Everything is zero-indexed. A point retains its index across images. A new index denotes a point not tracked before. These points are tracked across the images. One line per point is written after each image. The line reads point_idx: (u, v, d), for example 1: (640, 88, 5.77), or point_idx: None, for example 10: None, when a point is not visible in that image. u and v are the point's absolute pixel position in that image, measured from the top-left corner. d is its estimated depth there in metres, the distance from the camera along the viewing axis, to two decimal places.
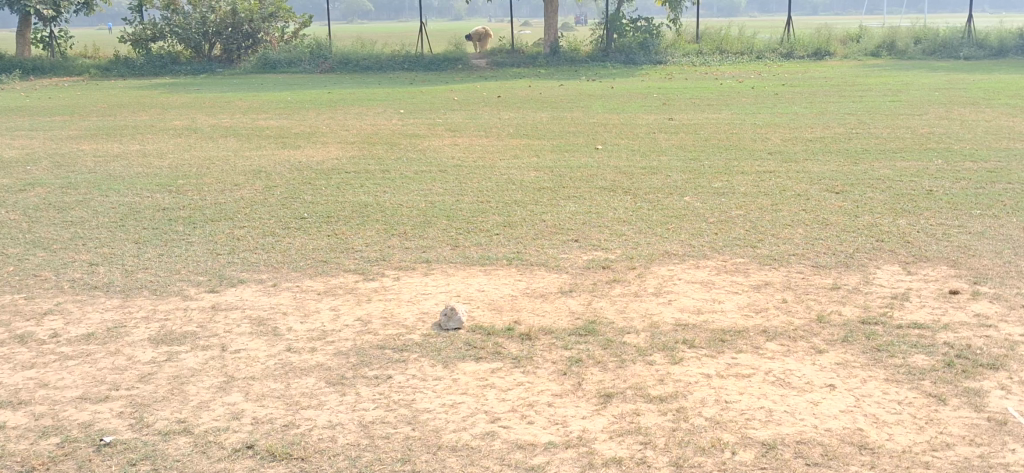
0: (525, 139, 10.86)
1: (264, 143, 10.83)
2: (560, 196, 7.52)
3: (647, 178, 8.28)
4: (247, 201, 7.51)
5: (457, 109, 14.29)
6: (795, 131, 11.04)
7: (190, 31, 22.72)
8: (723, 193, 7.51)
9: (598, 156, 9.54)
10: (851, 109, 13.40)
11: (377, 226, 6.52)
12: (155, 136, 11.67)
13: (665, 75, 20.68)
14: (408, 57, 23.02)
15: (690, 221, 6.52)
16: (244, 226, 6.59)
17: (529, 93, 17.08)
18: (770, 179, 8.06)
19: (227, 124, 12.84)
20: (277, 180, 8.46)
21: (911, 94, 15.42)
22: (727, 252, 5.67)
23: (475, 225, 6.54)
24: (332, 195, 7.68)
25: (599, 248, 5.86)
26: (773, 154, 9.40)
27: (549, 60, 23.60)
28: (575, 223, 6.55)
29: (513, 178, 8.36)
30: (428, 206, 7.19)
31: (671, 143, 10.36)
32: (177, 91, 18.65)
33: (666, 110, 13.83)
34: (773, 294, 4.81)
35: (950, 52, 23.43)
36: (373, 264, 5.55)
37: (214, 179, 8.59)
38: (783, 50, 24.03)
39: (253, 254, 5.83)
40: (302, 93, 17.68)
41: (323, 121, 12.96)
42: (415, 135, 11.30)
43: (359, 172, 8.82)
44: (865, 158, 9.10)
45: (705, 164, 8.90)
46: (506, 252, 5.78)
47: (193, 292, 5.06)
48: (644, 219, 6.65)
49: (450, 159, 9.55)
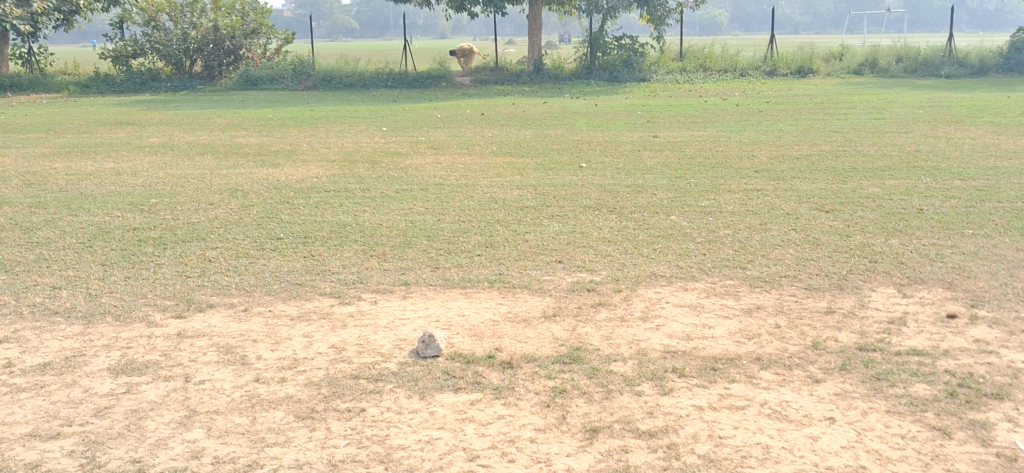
0: (507, 157, 10.68)
1: (242, 161, 10.59)
2: (543, 215, 7.33)
3: (633, 196, 8.11)
4: (221, 221, 7.28)
5: (440, 127, 14.11)
6: (781, 149, 10.91)
7: (171, 47, 22.48)
8: (710, 212, 7.34)
9: (582, 174, 9.36)
10: (837, 126, 13.29)
11: (355, 247, 6.31)
12: (130, 154, 11.42)
13: (650, 92, 20.59)
14: (392, 75, 22.85)
15: (677, 241, 6.34)
16: (216, 247, 6.37)
17: (512, 110, 16.93)
18: (758, 197, 7.90)
19: (205, 142, 12.61)
20: (254, 199, 8.24)
21: (895, 112, 15.36)
22: (717, 273, 5.49)
23: (456, 245, 6.34)
24: (310, 215, 7.47)
25: (584, 269, 5.66)
26: (760, 172, 9.25)
27: (533, 78, 23.49)
28: (560, 243, 6.36)
29: (496, 197, 8.18)
30: (408, 226, 6.99)
31: (656, 161, 10.20)
32: (156, 108, 18.39)
33: (650, 127, 13.69)
34: (766, 319, 4.62)
35: (932, 71, 23.49)
36: (350, 286, 5.33)
37: (188, 198, 8.36)
38: (767, 68, 24.01)
39: (225, 276, 5.60)
40: (283, 110, 17.46)
41: (303, 138, 12.74)
42: (397, 153, 11.10)
43: (338, 190, 8.61)
44: (853, 176, 8.97)
45: (691, 183, 8.74)
46: (488, 274, 5.58)
47: (159, 318, 4.83)
48: (630, 238, 6.47)
49: (432, 177, 9.35)
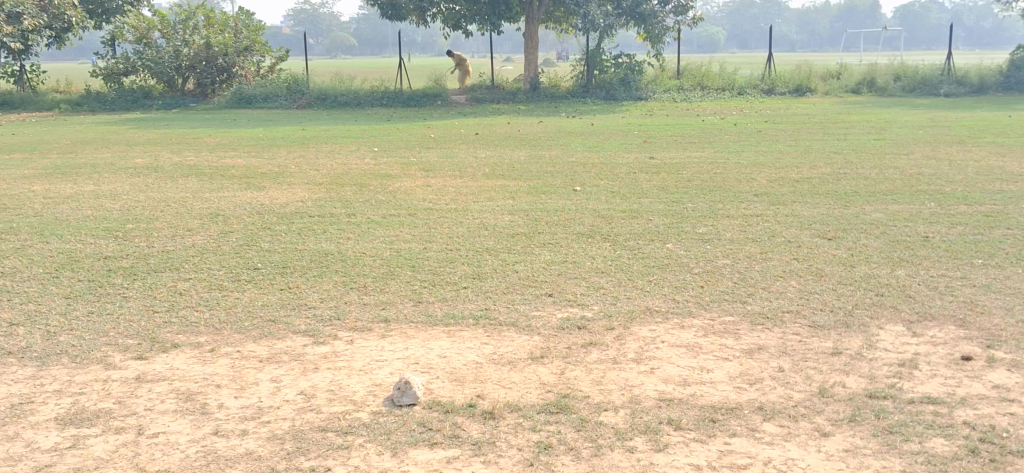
0: (499, 180, 10.39)
1: (227, 184, 10.29)
2: (535, 243, 7.05)
3: (627, 222, 7.84)
4: (198, 249, 6.98)
5: (432, 147, 13.83)
6: (781, 171, 10.62)
7: (163, 65, 22.12)
8: (708, 239, 7.05)
9: (576, 198, 9.08)
10: (837, 147, 13.01)
11: (336, 278, 6.01)
12: (113, 176, 11.10)
13: (646, 111, 20.35)
14: (386, 93, 22.59)
15: (673, 272, 6.05)
16: (190, 278, 6.08)
17: (507, 129, 16.64)
18: (757, 224, 7.61)
19: (191, 163, 12.31)
20: (234, 225, 7.94)
21: (896, 132, 15.09)
22: (716, 308, 5.18)
23: (442, 276, 6.05)
24: (292, 242, 7.18)
25: (575, 303, 5.36)
26: (759, 196, 8.96)
27: (529, 96, 23.24)
28: (550, 274, 6.07)
29: (486, 223, 7.89)
30: (393, 255, 6.69)
31: (652, 184, 9.91)
32: (145, 127, 18.12)
33: (647, 147, 13.42)
34: (768, 361, 4.31)
35: (931, 89, 23.25)
36: (326, 323, 5.02)
37: (166, 223, 8.06)
38: (764, 87, 23.78)
39: (195, 312, 5.29)
40: (274, 129, 17.18)
41: (292, 160, 12.45)
42: (387, 176, 10.80)
43: (323, 216, 8.32)
44: (856, 200, 8.67)
45: (688, 207, 8.46)
46: (473, 309, 5.27)
47: (118, 359, 4.54)
48: (624, 269, 6.18)
49: (421, 201, 9.06)
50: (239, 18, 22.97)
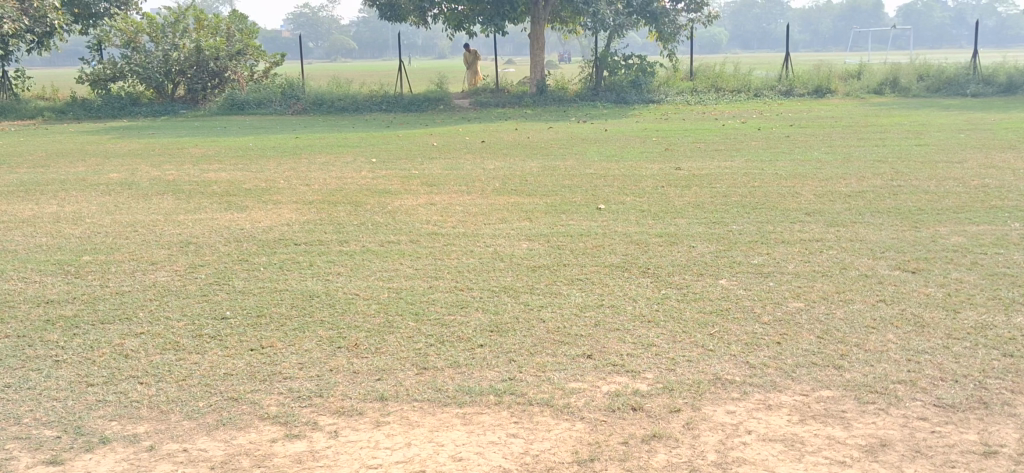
0: (512, 196, 9.28)
1: (205, 203, 9.17)
2: (561, 279, 5.92)
3: (667, 250, 6.70)
4: (157, 290, 5.87)
5: (436, 158, 12.70)
6: (827, 185, 9.46)
7: (151, 70, 20.94)
8: (767, 274, 5.91)
9: (601, 219, 7.94)
10: (878, 154, 11.89)
11: (320, 333, 4.89)
12: (81, 194, 9.99)
13: (661, 115, 19.24)
14: (386, 98, 21.48)
15: (737, 322, 4.91)
16: (142, 332, 4.97)
17: (515, 136, 15.53)
18: (820, 253, 6.49)
19: (170, 178, 11.16)
20: (207, 257, 6.82)
21: (934, 136, 13.96)
22: (807, 378, 4.06)
23: (452, 328, 4.90)
24: (272, 280, 6.05)
25: (623, 370, 4.22)
26: (812, 215, 7.84)
27: (536, 100, 22.09)
28: (585, 325, 4.94)
29: (501, 252, 6.75)
30: (392, 298, 5.55)
31: (686, 200, 8.77)
32: (129, 135, 16.99)
33: (670, 156, 12.28)
34: (900, 469, 3.22)
35: (957, 89, 22.12)
36: (305, 405, 3.91)
37: (128, 255, 6.92)
38: (782, 88, 22.67)
39: (139, 385, 4.20)
40: (266, 137, 16.05)
41: (280, 173, 11.33)
42: (385, 192, 9.66)
43: (309, 244, 7.18)
44: (925, 219, 7.55)
45: (733, 230, 7.33)
46: (493, 380, 4.13)
47: (24, 462, 3.46)
48: (677, 316, 5.05)
49: (424, 224, 7.91)
50: (231, 21, 21.84)
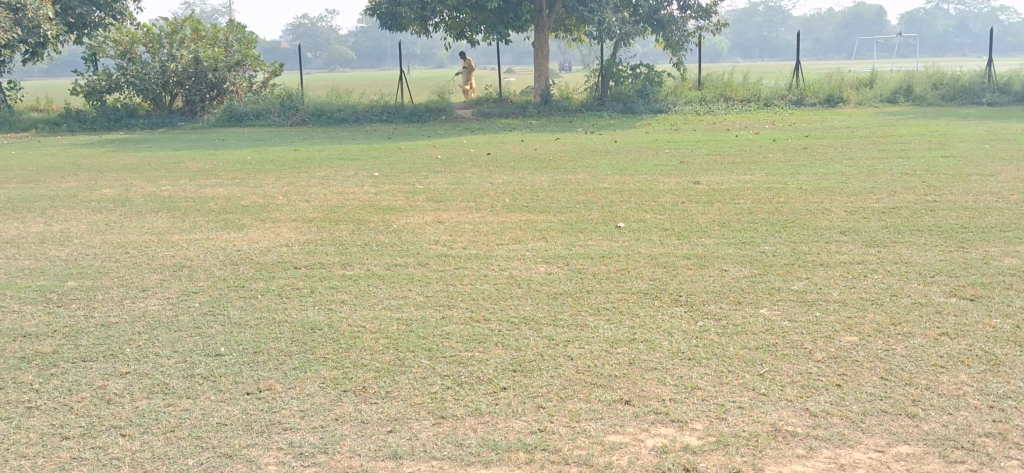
0: (524, 213, 8.80)
1: (200, 222, 8.68)
2: (587, 309, 5.43)
3: (697, 275, 6.20)
4: (146, 322, 5.36)
5: (442, 171, 12.24)
6: (857, 200, 8.97)
7: (148, 81, 20.58)
8: (812, 302, 5.42)
9: (622, 239, 7.44)
10: (904, 166, 11.41)
11: (323, 373, 4.39)
12: (71, 211, 9.50)
13: (671, 125, 18.79)
14: (388, 109, 21.04)
15: (788, 360, 4.41)
16: (128, 372, 4.46)
17: (523, 148, 15.06)
18: (865, 277, 6.00)
19: (164, 193, 10.68)
20: (200, 283, 6.32)
21: (958, 146, 13.49)
22: (879, 431, 3.58)
23: (471, 368, 4.40)
24: (271, 310, 5.55)
25: (669, 420, 3.71)
26: (848, 234, 7.36)
27: (541, 111, 21.63)
28: (619, 364, 4.43)
29: (518, 276, 6.26)
30: (402, 331, 5.05)
31: (710, 218, 8.28)
32: (125, 148, 16.51)
33: (686, 169, 11.82)
34: None
35: (972, 98, 21.65)
36: (308, 464, 3.41)
37: (116, 280, 6.43)
38: (793, 98, 22.21)
39: (121, 438, 3.67)
40: (266, 150, 15.59)
41: (280, 188, 10.86)
42: (389, 209, 9.17)
43: (311, 268, 6.68)
44: (971, 238, 7.07)
45: (765, 251, 6.85)
46: (523, 433, 3.63)
47: None
48: (720, 353, 4.55)
49: (434, 245, 7.42)
50: (229, 31, 21.39)
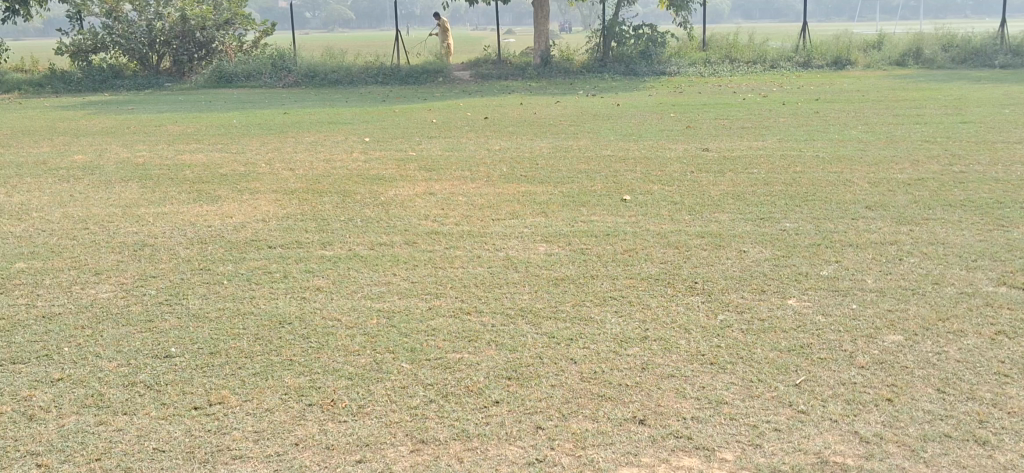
0: (520, 184, 8.15)
1: (172, 193, 8.02)
2: (592, 298, 4.82)
3: (715, 257, 5.56)
4: (93, 314, 4.75)
5: (435, 136, 11.58)
6: (879, 170, 8.31)
7: (134, 40, 19.85)
8: (845, 291, 4.80)
9: (628, 214, 6.81)
10: (924, 133, 10.73)
11: (288, 380, 3.79)
12: (36, 181, 8.84)
13: (674, 88, 18.06)
14: (382, 70, 20.28)
15: (827, 367, 3.81)
16: (60, 379, 3.88)
17: (521, 112, 14.36)
18: (900, 260, 5.38)
19: (139, 160, 10.02)
20: (162, 265, 5.69)
21: (977, 112, 12.79)
22: (946, 464, 3.00)
23: (459, 375, 3.80)
24: (235, 299, 4.92)
25: (691, 449, 3.13)
26: (875, 210, 6.72)
27: (541, 72, 20.88)
28: (630, 370, 3.82)
29: (514, 258, 5.64)
30: (382, 325, 4.44)
31: (723, 190, 7.64)
32: (105, 111, 15.81)
33: (693, 135, 11.16)
34: None
35: (984, 60, 20.87)
36: None
37: (69, 261, 5.80)
38: (799, 59, 21.42)
39: (37, 469, 3.13)
40: (252, 113, 14.89)
41: (263, 155, 10.21)
42: (378, 179, 8.51)
43: (287, 247, 6.06)
44: (1012, 216, 6.43)
45: (787, 229, 6.22)
46: (516, 465, 3.05)
47: None
48: (747, 356, 3.94)
49: (423, 220, 6.79)
50: None
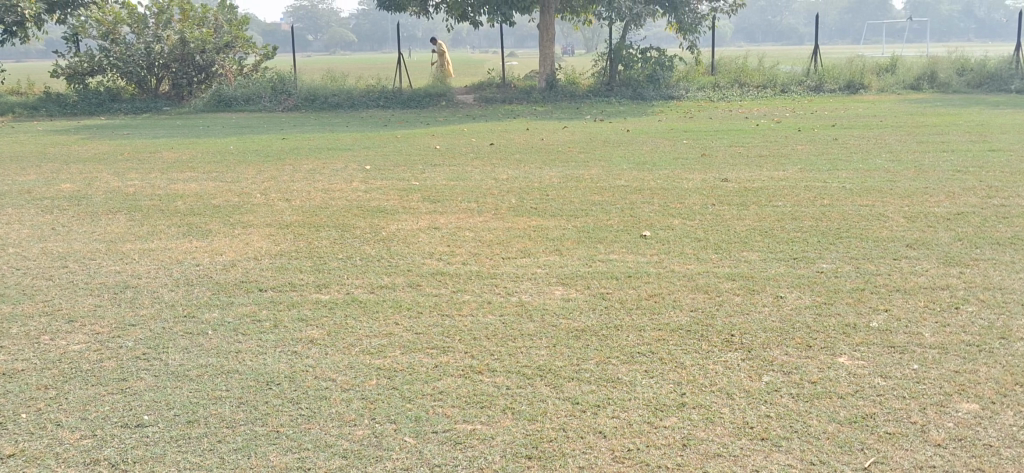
0: (531, 217, 7.66)
1: (161, 227, 7.53)
2: (619, 353, 4.29)
3: (750, 305, 5.04)
4: (60, 371, 4.22)
5: (439, 164, 11.11)
6: (914, 204, 7.80)
7: (132, 63, 19.36)
8: (902, 347, 4.28)
9: (650, 253, 6.30)
10: (953, 162, 10.22)
11: (274, 459, 3.28)
12: (18, 212, 8.35)
13: (684, 113, 17.60)
14: (384, 93, 19.85)
15: (898, 443, 3.29)
16: (12, 455, 3.36)
17: (527, 138, 13.91)
18: (957, 309, 4.86)
19: (129, 189, 9.55)
20: (142, 311, 5.18)
21: (1002, 139, 12.30)
22: None
23: (472, 454, 3.29)
24: (219, 354, 4.40)
25: None
26: (917, 249, 6.20)
27: (546, 96, 20.44)
28: (670, 448, 3.30)
29: (528, 304, 5.13)
30: (382, 388, 3.92)
31: (748, 225, 7.14)
32: (98, 135, 15.34)
33: (708, 164, 10.67)
34: None
35: (1000, 84, 20.40)
36: None
37: (42, 306, 5.30)
38: (811, 83, 20.97)
39: None
40: (250, 138, 14.43)
41: (258, 183, 9.73)
42: (379, 211, 8.02)
43: (279, 290, 5.55)
44: None
45: (825, 271, 5.70)
46: None
47: None
48: (803, 430, 3.42)
49: (427, 258, 6.29)
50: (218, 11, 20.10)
